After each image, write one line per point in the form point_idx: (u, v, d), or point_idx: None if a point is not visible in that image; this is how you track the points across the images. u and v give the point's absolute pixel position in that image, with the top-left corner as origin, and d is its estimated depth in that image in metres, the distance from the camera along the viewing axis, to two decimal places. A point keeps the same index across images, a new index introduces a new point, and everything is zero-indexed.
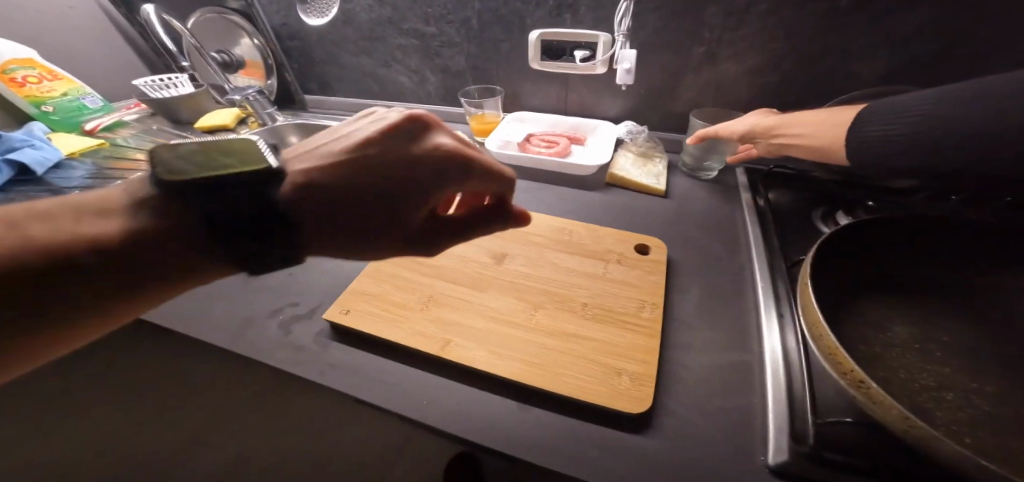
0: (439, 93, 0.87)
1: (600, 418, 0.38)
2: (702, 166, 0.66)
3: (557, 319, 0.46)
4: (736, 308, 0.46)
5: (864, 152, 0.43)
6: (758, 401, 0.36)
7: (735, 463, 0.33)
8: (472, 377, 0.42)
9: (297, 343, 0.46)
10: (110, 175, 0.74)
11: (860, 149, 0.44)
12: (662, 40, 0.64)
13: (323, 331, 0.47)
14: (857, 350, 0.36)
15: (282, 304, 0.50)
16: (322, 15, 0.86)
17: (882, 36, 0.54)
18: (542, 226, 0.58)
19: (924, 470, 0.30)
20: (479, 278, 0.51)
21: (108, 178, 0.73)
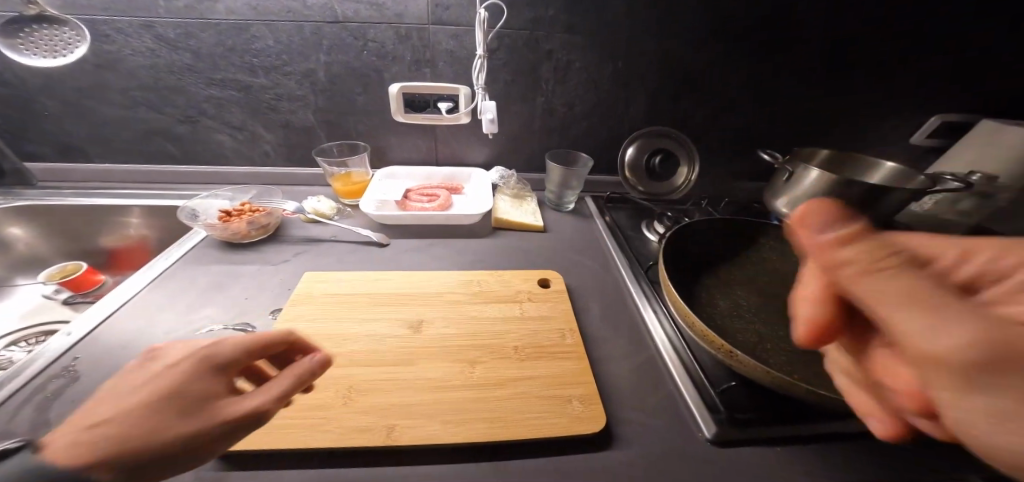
0: (279, 153, 0.73)
1: (570, 447, 0.39)
2: (564, 197, 0.75)
3: (498, 370, 0.44)
4: (626, 316, 0.55)
5: (820, 18, 0.71)
6: (674, 389, 0.47)
7: (690, 446, 0.41)
8: (435, 456, 0.37)
9: None
10: None
11: (795, 60, 0.76)
12: (513, 92, 0.74)
13: (212, 465, 0.34)
14: (714, 314, 0.50)
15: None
16: (42, 54, 0.55)
17: (658, 92, 0.77)
18: (446, 282, 0.55)
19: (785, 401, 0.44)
20: (403, 354, 0.44)
21: None
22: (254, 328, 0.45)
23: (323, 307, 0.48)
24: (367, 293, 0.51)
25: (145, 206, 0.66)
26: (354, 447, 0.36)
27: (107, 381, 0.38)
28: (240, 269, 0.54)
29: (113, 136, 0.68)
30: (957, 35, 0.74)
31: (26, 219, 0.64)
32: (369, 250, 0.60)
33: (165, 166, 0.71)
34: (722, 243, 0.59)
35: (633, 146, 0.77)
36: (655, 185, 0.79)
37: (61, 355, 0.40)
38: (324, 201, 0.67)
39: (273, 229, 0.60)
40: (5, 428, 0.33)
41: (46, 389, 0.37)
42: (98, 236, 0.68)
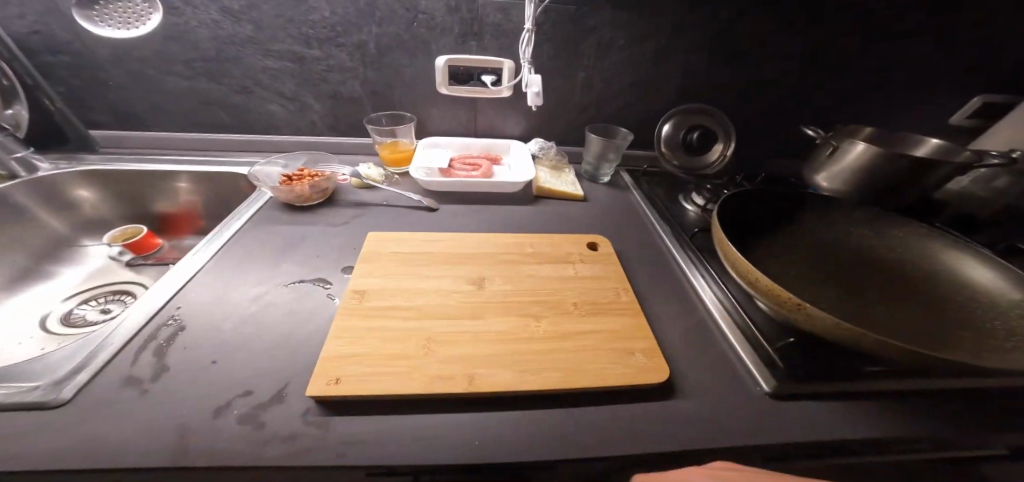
0: (326, 123, 0.74)
1: (635, 397, 0.42)
2: (600, 168, 0.76)
3: (560, 324, 0.45)
4: (674, 280, 0.57)
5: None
6: (727, 347, 0.48)
7: (752, 402, 0.42)
8: (510, 400, 0.39)
9: (267, 437, 0.34)
10: None
11: (837, 38, 0.76)
12: (555, 67, 0.75)
13: (311, 409, 0.37)
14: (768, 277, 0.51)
15: (231, 395, 0.37)
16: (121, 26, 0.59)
17: (698, 69, 0.78)
18: (499, 243, 0.56)
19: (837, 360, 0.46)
20: (468, 307, 0.45)
21: None
22: (329, 283, 0.48)
23: (388, 262, 0.50)
24: (428, 251, 0.52)
25: (191, 172, 0.68)
26: (439, 392, 0.38)
27: (208, 331, 0.42)
28: (305, 229, 0.56)
29: (168, 106, 0.69)
30: (999, 13, 0.74)
31: (91, 182, 0.66)
32: (420, 214, 0.62)
33: (216, 134, 0.73)
34: (769, 211, 0.59)
35: (670, 122, 0.78)
36: (691, 159, 0.80)
37: (164, 308, 0.44)
38: (373, 169, 0.69)
39: (329, 193, 0.62)
40: (131, 372, 0.38)
41: (158, 337, 0.41)
42: (154, 201, 0.70)
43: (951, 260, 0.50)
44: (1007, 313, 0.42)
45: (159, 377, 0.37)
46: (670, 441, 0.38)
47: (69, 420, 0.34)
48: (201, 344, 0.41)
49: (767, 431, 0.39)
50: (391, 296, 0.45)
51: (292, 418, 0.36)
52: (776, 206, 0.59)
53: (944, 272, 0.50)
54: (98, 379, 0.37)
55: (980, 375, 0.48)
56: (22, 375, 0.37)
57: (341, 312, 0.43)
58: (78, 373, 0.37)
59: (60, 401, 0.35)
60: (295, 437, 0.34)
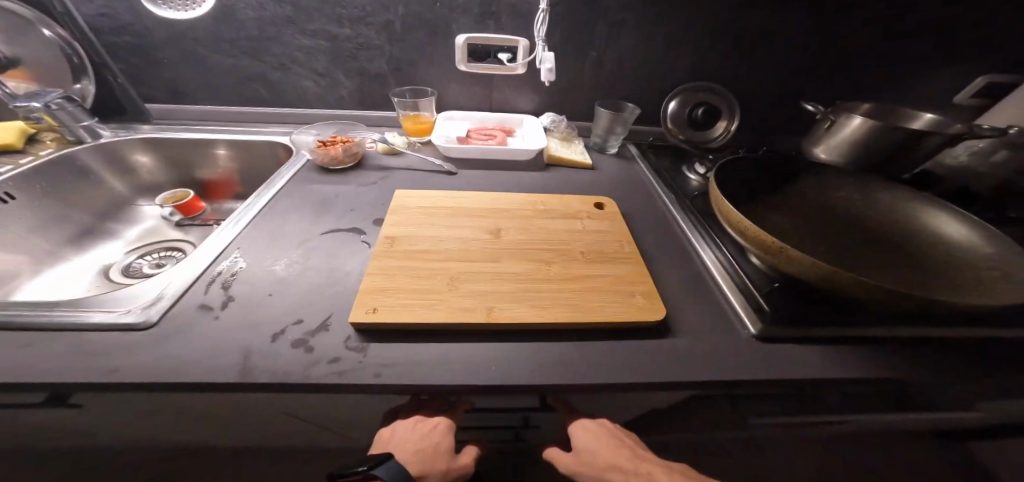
0: (353, 97, 0.80)
1: (639, 335, 0.46)
2: (608, 140, 0.81)
3: (569, 268, 0.50)
4: (675, 239, 0.61)
5: None
6: (719, 296, 0.52)
7: (748, 346, 0.46)
8: (524, 333, 0.44)
9: (318, 355, 0.40)
10: None
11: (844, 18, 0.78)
12: (568, 46, 0.79)
13: (352, 336, 0.42)
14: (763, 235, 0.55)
15: (284, 323, 0.43)
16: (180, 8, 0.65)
17: (706, 49, 0.81)
18: (514, 201, 0.61)
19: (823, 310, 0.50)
20: (488, 251, 0.50)
21: None
22: (363, 232, 0.54)
23: (415, 213, 0.55)
24: (451, 207, 0.57)
25: (229, 141, 0.75)
26: (461, 322, 0.42)
27: (262, 269, 0.48)
28: (339, 189, 0.62)
29: (213, 81, 0.76)
30: (1004, 7, 0.78)
31: (148, 149, 0.74)
32: (441, 177, 0.68)
33: (254, 107, 0.80)
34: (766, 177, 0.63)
35: (676, 100, 0.83)
36: (695, 134, 0.84)
37: (223, 250, 0.50)
38: (397, 137, 0.75)
39: (359, 157, 0.68)
40: (204, 300, 0.44)
41: (222, 272, 0.48)
42: (200, 167, 0.77)
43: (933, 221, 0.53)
44: (977, 266, 0.46)
45: (226, 306, 0.44)
46: (669, 373, 0.42)
47: (157, 337, 0.40)
48: (258, 279, 0.47)
49: (760, 369, 0.43)
50: (419, 241, 0.51)
51: (337, 343, 0.41)
52: (774, 172, 0.63)
53: (927, 232, 0.53)
54: (177, 308, 0.43)
55: (969, 328, 0.51)
56: (114, 303, 0.44)
57: (375, 254, 0.49)
58: (159, 302, 0.44)
59: (148, 324, 0.41)
60: (339, 359, 0.40)
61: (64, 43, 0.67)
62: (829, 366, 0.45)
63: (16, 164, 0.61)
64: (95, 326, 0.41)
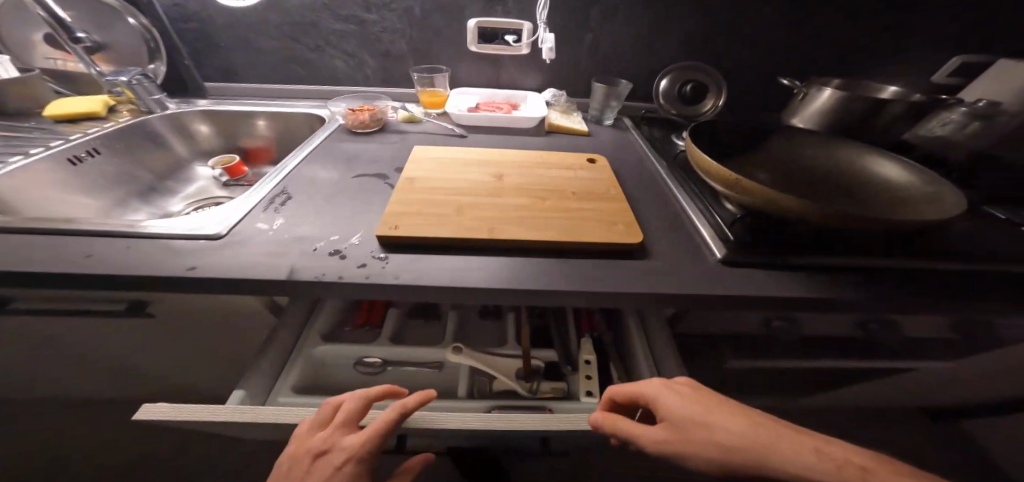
0: (377, 76, 0.91)
1: (623, 256, 0.52)
2: (604, 113, 0.90)
3: (563, 203, 0.57)
4: (659, 190, 0.69)
5: None
6: (693, 231, 0.59)
7: (719, 268, 0.52)
8: (522, 251, 0.51)
9: (352, 260, 0.48)
10: None
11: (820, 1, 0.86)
12: (567, 28, 0.88)
13: (378, 249, 0.50)
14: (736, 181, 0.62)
15: (323, 238, 0.51)
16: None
17: (692, 31, 0.90)
18: (516, 155, 0.70)
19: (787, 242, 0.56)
20: (492, 189, 0.59)
21: None
22: (387, 177, 0.64)
23: (431, 162, 0.65)
24: (461, 158, 0.67)
25: (270, 112, 0.86)
26: (468, 238, 0.50)
27: (305, 200, 0.58)
28: (365, 147, 0.72)
29: (257, 62, 0.87)
30: (1003, 8, 0.88)
31: (206, 120, 0.85)
32: (454, 139, 0.77)
33: (291, 85, 0.91)
34: (738, 138, 0.72)
35: (667, 77, 0.91)
36: (684, 108, 0.92)
37: (272, 188, 0.60)
38: (415, 108, 0.85)
39: (382, 123, 0.79)
40: (258, 220, 0.53)
41: (272, 202, 0.57)
42: (244, 136, 0.88)
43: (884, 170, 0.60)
44: (915, 196, 0.54)
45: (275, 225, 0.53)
46: (647, 283, 0.48)
47: (221, 243, 0.49)
48: (301, 207, 0.56)
49: (723, 285, 0.49)
50: (434, 181, 0.60)
51: (365, 252, 0.49)
52: (745, 135, 0.72)
53: (877, 179, 0.60)
54: (237, 225, 0.52)
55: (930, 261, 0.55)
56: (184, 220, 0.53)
57: (398, 189, 0.57)
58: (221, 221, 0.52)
59: (218, 234, 0.50)
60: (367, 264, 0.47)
61: (145, 31, 0.79)
62: (790, 287, 0.51)
63: (102, 127, 0.72)
64: (176, 236, 0.49)
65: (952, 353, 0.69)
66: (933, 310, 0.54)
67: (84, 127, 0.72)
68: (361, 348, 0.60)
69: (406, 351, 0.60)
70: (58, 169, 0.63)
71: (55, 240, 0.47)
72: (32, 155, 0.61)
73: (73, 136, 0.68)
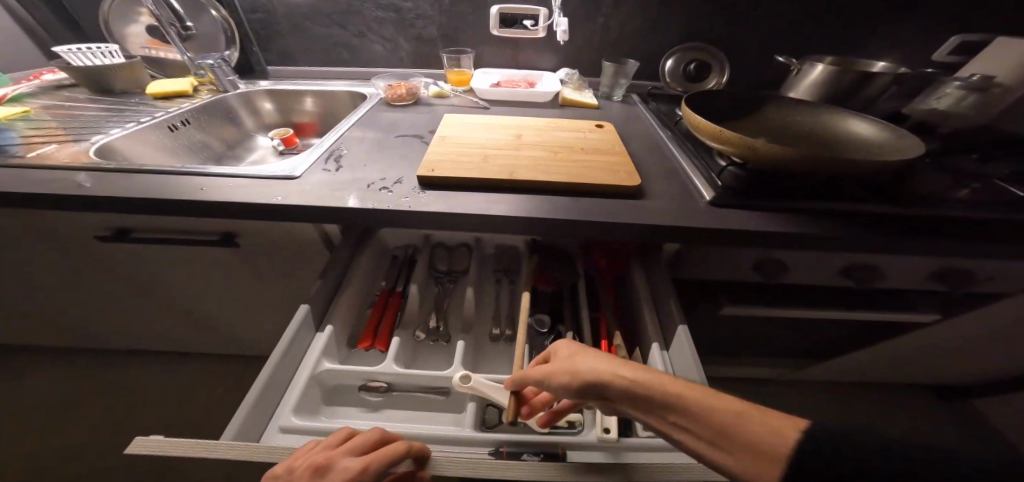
0: (411, 58, 1.02)
1: (625, 198, 0.62)
2: (613, 89, 1.00)
3: (576, 157, 0.67)
4: (662, 150, 0.77)
5: None
6: (688, 181, 0.68)
7: (706, 208, 0.61)
8: (539, 192, 0.61)
9: (398, 195, 0.58)
10: (88, 127, 0.72)
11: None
12: (581, 12, 0.97)
13: (419, 188, 0.60)
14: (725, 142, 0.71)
15: (372, 180, 0.62)
16: None
17: (696, 14, 0.98)
18: (535, 122, 0.80)
19: (771, 191, 0.64)
20: (513, 145, 0.69)
21: (95, 128, 0.71)
22: (425, 138, 0.75)
23: (459, 126, 0.75)
24: (486, 123, 0.77)
25: (318, 91, 0.98)
26: (494, 181, 0.60)
27: (356, 154, 0.69)
28: (403, 115, 0.84)
29: (307, 47, 1.00)
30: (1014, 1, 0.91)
31: (269, 98, 0.98)
32: (479, 111, 0.88)
33: (336, 66, 1.03)
34: (732, 107, 0.81)
35: (672, 58, 1.01)
36: (689, 86, 1.01)
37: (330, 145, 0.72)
38: (445, 85, 0.96)
39: (417, 97, 0.90)
40: (321, 166, 0.65)
41: (331, 154, 0.69)
42: (297, 111, 1.01)
43: (861, 139, 0.70)
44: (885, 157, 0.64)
45: (337, 170, 0.64)
46: (644, 217, 0.57)
47: (297, 181, 0.60)
48: (353, 159, 0.68)
49: (708, 219, 0.58)
50: (461, 139, 0.71)
51: (411, 190, 0.59)
52: (735, 107, 0.82)
53: (854, 147, 0.70)
54: (306, 170, 0.63)
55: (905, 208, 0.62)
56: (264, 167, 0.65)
57: (434, 144, 0.68)
58: (296, 167, 0.64)
59: (294, 176, 0.61)
60: (411, 199, 0.57)
61: (226, 22, 0.92)
62: (770, 223, 0.59)
63: (187, 103, 0.86)
64: (263, 176, 0.60)
65: (932, 301, 0.75)
66: (908, 248, 0.60)
67: (172, 102, 0.86)
68: (367, 371, 0.60)
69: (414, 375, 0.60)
70: (159, 134, 0.77)
71: (172, 179, 0.59)
72: (142, 123, 0.75)
73: (169, 109, 0.81)
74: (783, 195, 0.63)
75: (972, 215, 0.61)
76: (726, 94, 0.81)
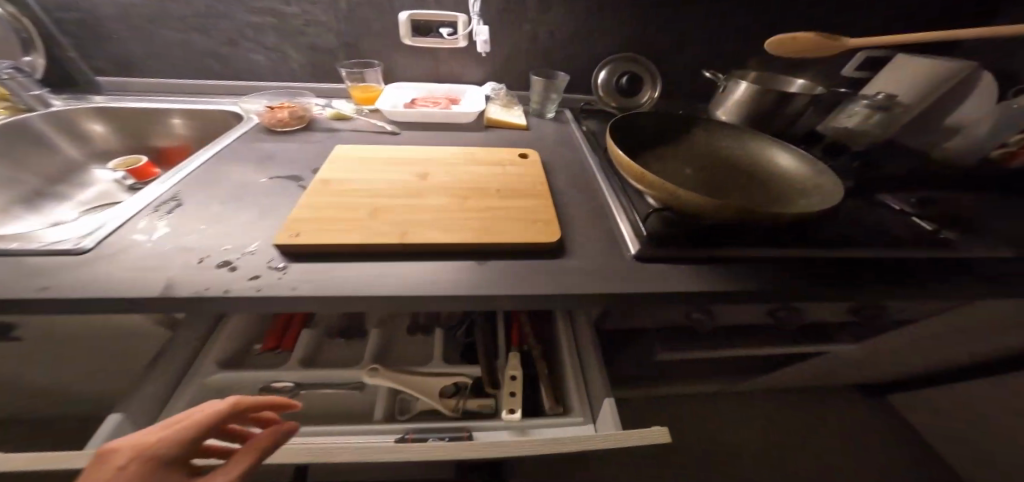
0: (304, 70, 0.86)
1: (538, 256, 0.52)
2: (545, 106, 0.90)
3: (486, 203, 0.57)
4: (590, 184, 0.69)
5: None
6: (614, 226, 0.60)
7: (631, 265, 0.53)
8: (438, 254, 0.51)
9: (243, 272, 0.45)
10: None
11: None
12: (503, 21, 0.86)
13: (276, 256, 0.47)
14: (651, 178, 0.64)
15: (211, 248, 0.47)
16: None
17: (625, 28, 0.91)
18: (446, 153, 0.68)
19: (700, 237, 0.57)
20: (413, 189, 0.58)
21: None
22: (303, 180, 0.61)
23: (349, 163, 0.62)
24: (384, 157, 0.65)
25: (184, 111, 0.80)
26: (379, 244, 0.49)
27: (197, 207, 0.54)
28: (283, 145, 0.69)
29: (167, 56, 0.81)
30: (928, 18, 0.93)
31: (99, 118, 0.78)
32: (385, 137, 0.75)
33: (209, 79, 0.84)
34: (662, 133, 0.74)
35: (606, 69, 0.92)
36: (626, 101, 0.93)
37: (161, 193, 0.56)
38: (346, 105, 0.81)
39: (306, 120, 0.75)
40: (141, 226, 0.49)
41: (164, 207, 0.53)
42: (156, 134, 0.82)
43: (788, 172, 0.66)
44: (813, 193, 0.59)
45: (158, 234, 0.48)
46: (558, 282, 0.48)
47: (93, 254, 0.44)
48: (193, 214, 0.53)
49: (631, 282, 0.50)
50: (347, 183, 0.58)
51: (264, 263, 0.46)
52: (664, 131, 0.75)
53: (775, 180, 0.65)
54: (112, 236, 0.47)
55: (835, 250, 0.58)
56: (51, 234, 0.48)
57: (308, 192, 0.55)
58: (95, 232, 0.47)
59: (81, 249, 0.44)
60: (260, 276, 0.44)
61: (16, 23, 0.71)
62: (699, 280, 0.52)
63: None
64: (32, 253, 0.43)
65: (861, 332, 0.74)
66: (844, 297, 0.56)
67: None
68: (271, 372, 0.56)
69: (321, 373, 0.58)
70: None
71: None
72: None
73: None
74: (713, 242, 0.57)
75: (903, 254, 0.59)
76: (655, 115, 0.74)
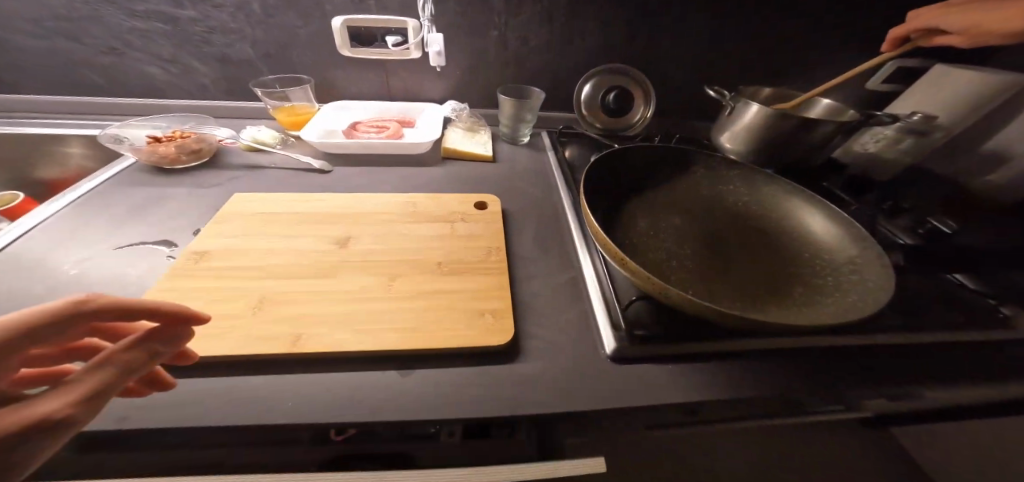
0: (218, 86, 0.70)
1: (482, 361, 0.39)
2: (519, 130, 0.75)
3: (420, 282, 0.43)
4: (561, 242, 0.55)
5: None
6: (589, 307, 0.46)
7: (606, 373, 0.39)
8: (347, 363, 0.36)
9: None
10: None
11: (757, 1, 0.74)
12: (462, 28, 0.72)
13: None
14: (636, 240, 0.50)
15: None
16: None
17: (609, 37, 0.77)
18: (381, 204, 0.54)
19: (697, 328, 0.44)
20: (324, 265, 0.44)
21: None
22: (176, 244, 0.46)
23: (246, 222, 0.48)
24: (298, 211, 0.51)
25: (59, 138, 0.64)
26: (257, 355, 0.35)
27: None
28: (170, 190, 0.54)
29: (41, 70, 0.65)
30: None
31: None
32: (311, 176, 0.60)
33: (99, 97, 0.69)
34: (652, 172, 0.61)
35: (590, 82, 0.77)
36: (613, 123, 0.79)
37: None
38: (266, 131, 0.65)
39: (206, 154, 0.60)
40: None
41: None
42: (28, 166, 0.66)
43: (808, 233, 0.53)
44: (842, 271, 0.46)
45: None
46: (505, 409, 0.35)
47: None
48: None
49: (605, 402, 0.36)
50: (235, 255, 0.43)
51: None
52: (655, 170, 0.61)
53: (794, 242, 0.52)
54: None
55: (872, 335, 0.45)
56: None
57: (171, 272, 0.41)
58: None
59: None
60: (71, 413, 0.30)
61: None
62: (701, 391, 0.39)
63: None
64: None
65: None
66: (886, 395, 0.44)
67: None
68: None
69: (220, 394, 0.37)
70: None
71: None
72: None
73: None
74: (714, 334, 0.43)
75: (959, 336, 0.46)
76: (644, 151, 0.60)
